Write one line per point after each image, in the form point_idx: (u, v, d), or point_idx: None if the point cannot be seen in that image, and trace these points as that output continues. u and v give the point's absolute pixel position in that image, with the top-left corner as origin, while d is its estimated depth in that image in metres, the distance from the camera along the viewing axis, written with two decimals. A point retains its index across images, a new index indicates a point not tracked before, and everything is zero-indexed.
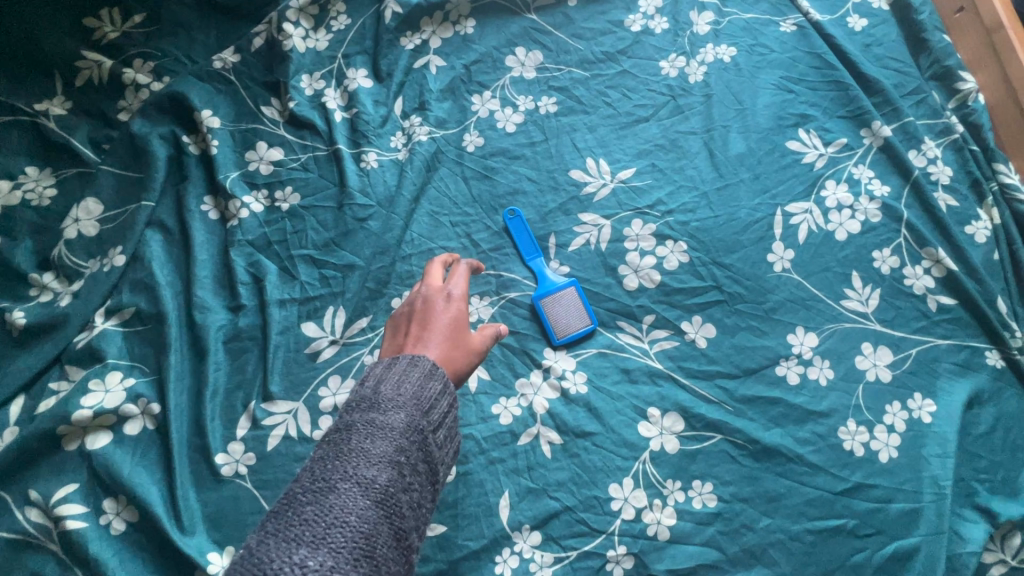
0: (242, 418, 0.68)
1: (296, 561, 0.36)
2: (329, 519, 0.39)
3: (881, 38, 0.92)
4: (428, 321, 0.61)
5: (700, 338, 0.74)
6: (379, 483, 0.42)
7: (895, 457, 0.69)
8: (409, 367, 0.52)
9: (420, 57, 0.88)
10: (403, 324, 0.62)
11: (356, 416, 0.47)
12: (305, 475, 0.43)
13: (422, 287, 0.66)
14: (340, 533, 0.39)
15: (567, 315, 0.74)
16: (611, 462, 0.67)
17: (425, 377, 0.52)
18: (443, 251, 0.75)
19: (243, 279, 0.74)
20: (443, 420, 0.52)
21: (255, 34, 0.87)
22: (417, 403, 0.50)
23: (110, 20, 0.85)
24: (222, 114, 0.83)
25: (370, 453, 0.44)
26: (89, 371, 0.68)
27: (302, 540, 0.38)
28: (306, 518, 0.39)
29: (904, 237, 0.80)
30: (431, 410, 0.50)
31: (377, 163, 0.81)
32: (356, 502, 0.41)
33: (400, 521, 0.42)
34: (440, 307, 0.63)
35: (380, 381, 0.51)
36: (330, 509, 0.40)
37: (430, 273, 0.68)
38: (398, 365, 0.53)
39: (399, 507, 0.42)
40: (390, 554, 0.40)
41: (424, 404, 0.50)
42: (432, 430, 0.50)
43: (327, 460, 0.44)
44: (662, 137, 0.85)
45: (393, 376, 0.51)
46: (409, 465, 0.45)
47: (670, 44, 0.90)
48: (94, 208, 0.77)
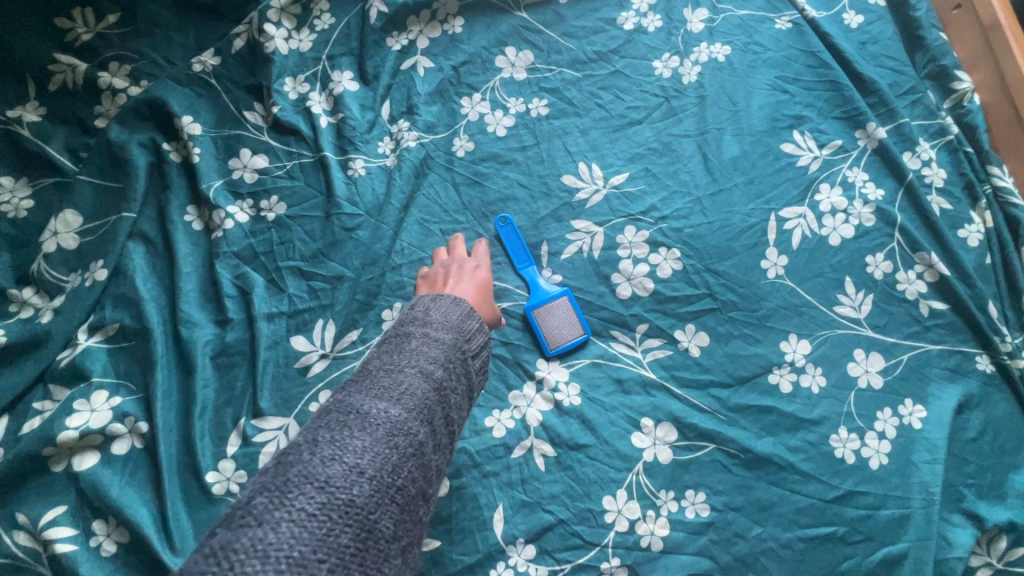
0: (232, 435, 0.67)
1: (383, 405, 0.48)
2: (403, 386, 0.51)
3: (877, 36, 0.91)
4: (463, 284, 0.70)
5: (693, 347, 0.74)
6: (438, 374, 0.54)
7: (885, 463, 0.70)
8: (454, 303, 0.63)
9: (407, 58, 0.85)
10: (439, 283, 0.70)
11: (415, 326, 0.58)
12: (379, 358, 0.54)
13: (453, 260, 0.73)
14: (411, 397, 0.50)
15: (560, 327, 0.73)
16: (604, 474, 0.67)
17: (466, 314, 0.62)
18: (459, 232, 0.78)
19: (229, 292, 0.73)
20: (479, 351, 0.62)
21: (236, 35, 0.83)
22: (462, 330, 0.61)
23: (82, 20, 0.82)
24: (203, 120, 0.80)
25: (430, 353, 0.55)
26: (74, 390, 0.67)
27: (384, 393, 0.49)
28: (386, 382, 0.51)
29: (897, 241, 0.79)
30: (473, 337, 0.61)
31: (364, 170, 0.79)
32: (421, 381, 0.52)
33: (449, 406, 0.54)
34: (472, 265, 0.73)
35: (430, 308, 0.61)
36: (404, 380, 0.51)
37: (456, 248, 0.75)
38: (443, 301, 0.63)
39: (449, 397, 0.54)
40: (443, 426, 0.52)
41: (467, 333, 0.61)
42: (472, 353, 0.61)
43: (396, 351, 0.55)
44: (655, 141, 0.83)
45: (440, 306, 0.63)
46: (456, 369, 0.57)
47: (663, 43, 0.88)
48: (73, 220, 0.75)
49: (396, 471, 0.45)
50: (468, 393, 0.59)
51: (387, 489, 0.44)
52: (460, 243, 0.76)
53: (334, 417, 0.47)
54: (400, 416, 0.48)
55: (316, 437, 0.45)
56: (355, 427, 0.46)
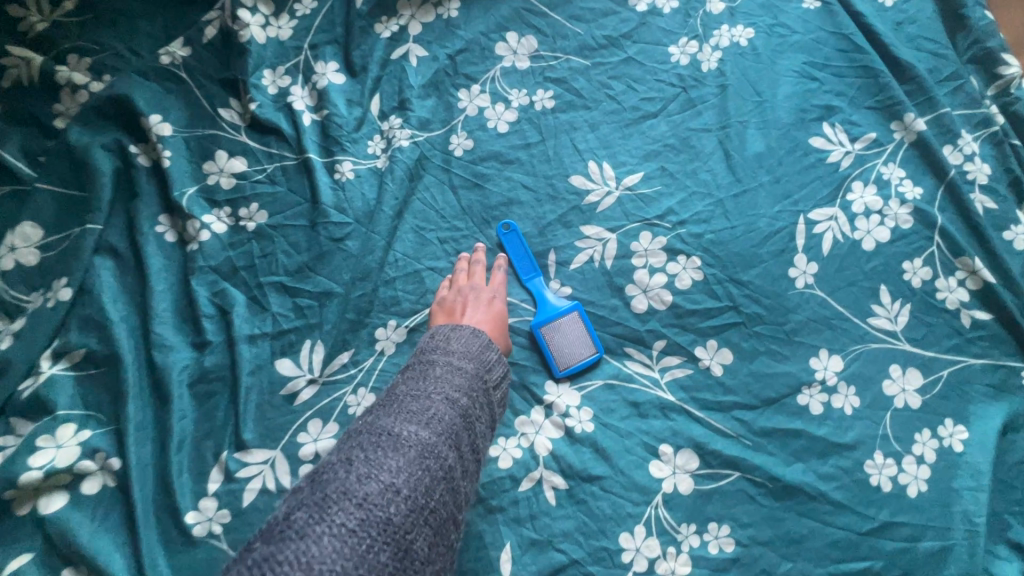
0: (214, 471, 0.62)
1: (411, 427, 0.47)
2: (431, 409, 0.49)
3: (915, 15, 0.82)
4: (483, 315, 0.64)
5: (715, 365, 0.68)
6: (464, 399, 0.53)
7: (924, 491, 0.65)
8: (470, 335, 0.60)
9: (398, 46, 0.77)
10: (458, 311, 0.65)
11: (437, 355, 0.57)
12: (404, 384, 0.53)
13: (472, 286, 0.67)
14: (439, 422, 0.49)
15: (569, 345, 0.67)
16: (620, 508, 0.62)
17: (486, 343, 0.60)
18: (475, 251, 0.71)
19: (207, 311, 0.67)
20: (501, 381, 0.61)
21: (208, 23, 0.75)
22: (483, 358, 0.59)
23: (37, 7, 0.74)
24: (173, 119, 0.72)
25: (454, 379, 0.54)
26: (37, 424, 0.61)
27: (414, 416, 0.48)
28: (414, 406, 0.49)
29: (937, 246, 0.73)
30: (492, 366, 0.59)
31: (353, 173, 0.72)
32: (449, 405, 0.51)
33: (476, 433, 0.52)
34: (489, 289, 0.68)
35: (449, 338, 0.60)
36: (431, 404, 0.50)
37: (475, 271, 0.69)
38: (462, 332, 0.60)
39: (475, 423, 0.52)
40: (470, 453, 0.50)
41: (488, 361, 0.59)
42: (494, 384, 0.58)
43: (420, 376, 0.54)
44: (672, 136, 0.76)
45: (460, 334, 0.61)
46: (481, 395, 0.55)
47: (680, 26, 0.80)
48: (33, 233, 0.68)
49: (429, 492, 0.44)
50: (492, 421, 0.57)
51: (419, 512, 0.42)
52: (478, 260, 0.70)
53: (364, 439, 0.46)
54: (430, 439, 0.47)
55: (349, 458, 0.44)
56: (388, 448, 0.45)
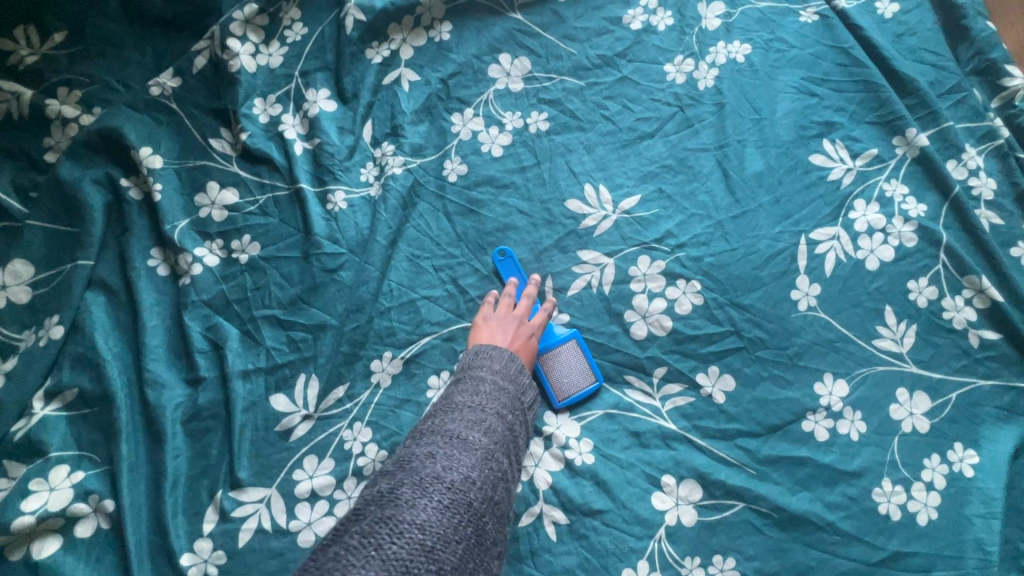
0: (209, 510, 0.61)
1: (474, 432, 0.49)
2: (487, 417, 0.51)
3: (914, 26, 0.81)
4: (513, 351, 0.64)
5: (717, 392, 0.66)
6: (512, 411, 0.54)
7: (934, 519, 0.63)
8: (506, 360, 0.60)
9: (389, 71, 0.76)
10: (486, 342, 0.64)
11: (478, 367, 0.58)
12: (454, 392, 0.54)
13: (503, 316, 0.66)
14: (495, 429, 0.50)
15: (569, 374, 0.66)
16: (623, 543, 0.61)
17: (518, 360, 0.61)
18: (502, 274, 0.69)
19: (201, 346, 0.66)
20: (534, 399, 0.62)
21: (197, 52, 0.75)
22: (521, 375, 0.60)
23: (26, 40, 0.73)
24: (164, 150, 0.72)
25: (501, 390, 0.56)
26: (29, 467, 0.60)
27: (473, 422, 0.50)
28: (471, 413, 0.51)
29: (943, 264, 0.71)
30: (526, 390, 0.59)
31: (346, 203, 0.71)
32: (501, 414, 0.53)
33: (521, 444, 0.54)
34: (517, 320, 0.66)
35: (489, 354, 0.60)
36: (487, 412, 0.52)
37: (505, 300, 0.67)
38: (500, 353, 0.60)
39: (521, 433, 0.54)
40: (518, 462, 0.52)
41: (524, 377, 0.60)
42: (528, 404, 0.59)
43: (470, 385, 0.55)
44: (669, 156, 0.75)
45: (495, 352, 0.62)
46: (523, 408, 0.57)
47: (675, 44, 0.79)
48: (23, 270, 0.67)
49: (495, 493, 0.45)
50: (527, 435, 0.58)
51: (489, 511, 0.44)
52: (507, 288, 0.68)
53: (430, 442, 0.47)
54: (491, 445, 0.49)
55: (419, 458, 0.45)
56: (456, 449, 0.46)
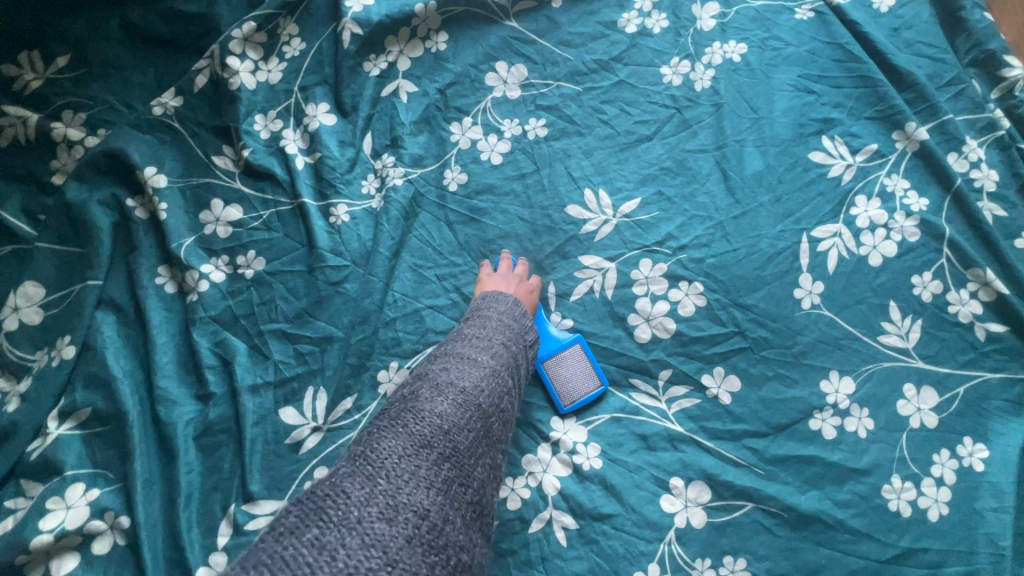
0: (223, 524, 0.61)
1: (482, 354, 0.55)
2: (494, 344, 0.58)
3: (911, 20, 0.81)
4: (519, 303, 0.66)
5: (723, 393, 0.67)
6: (517, 343, 0.60)
7: (945, 514, 0.63)
8: (511, 304, 0.63)
9: (387, 83, 0.77)
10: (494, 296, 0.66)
11: (486, 307, 0.63)
12: (464, 326, 0.60)
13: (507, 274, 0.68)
14: (501, 352, 0.57)
15: (572, 380, 0.66)
16: (633, 547, 0.61)
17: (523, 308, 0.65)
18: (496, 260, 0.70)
19: (210, 362, 0.67)
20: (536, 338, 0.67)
21: (198, 71, 0.76)
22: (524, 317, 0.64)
23: (30, 65, 0.74)
24: (168, 169, 0.73)
25: (507, 324, 0.61)
26: (46, 486, 0.61)
27: (481, 347, 0.56)
28: (479, 341, 0.57)
29: (947, 258, 0.71)
30: (528, 331, 0.64)
31: (348, 216, 0.72)
32: (507, 343, 0.59)
33: (524, 372, 0.60)
34: (521, 276, 0.68)
35: (494, 298, 0.64)
36: (493, 341, 0.58)
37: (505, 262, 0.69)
38: (505, 297, 0.64)
39: (524, 359, 0.60)
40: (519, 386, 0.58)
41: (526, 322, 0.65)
42: (533, 341, 0.64)
43: (478, 321, 0.61)
44: (668, 159, 0.75)
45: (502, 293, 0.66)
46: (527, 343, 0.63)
47: (671, 46, 0.79)
48: (35, 292, 0.68)
49: (501, 402, 0.53)
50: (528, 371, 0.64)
51: (496, 414, 0.52)
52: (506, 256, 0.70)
53: (443, 363, 0.54)
54: (497, 366, 0.55)
55: (436, 370, 0.52)
56: (467, 365, 0.53)
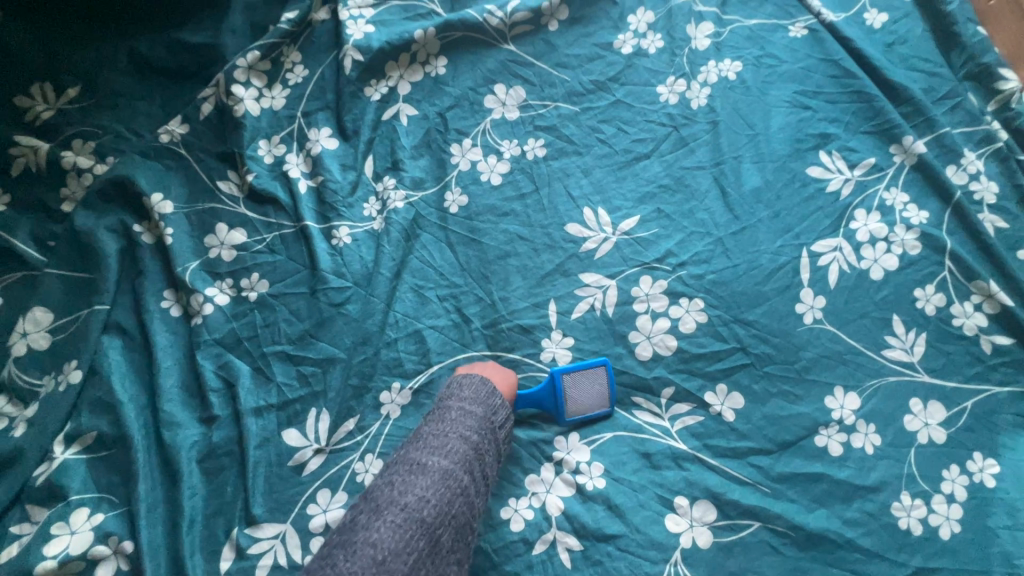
0: (226, 549, 0.61)
1: (436, 456, 0.55)
2: (451, 440, 0.57)
3: (905, 35, 0.82)
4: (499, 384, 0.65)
5: (727, 410, 0.66)
6: (479, 434, 0.58)
7: (957, 532, 0.62)
8: (473, 389, 0.61)
9: (388, 107, 0.78)
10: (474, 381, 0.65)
11: (451, 397, 0.61)
12: (425, 421, 0.60)
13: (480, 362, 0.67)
14: (457, 450, 0.56)
15: (591, 395, 0.66)
16: (638, 568, 0.60)
17: (491, 388, 0.62)
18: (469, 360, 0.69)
19: (214, 385, 0.67)
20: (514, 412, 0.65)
21: (203, 99, 0.78)
22: (494, 399, 0.62)
23: (43, 97, 0.77)
24: (174, 195, 0.74)
25: (470, 414, 0.59)
26: (51, 511, 0.61)
27: (434, 449, 0.55)
28: (436, 441, 0.56)
29: (950, 270, 0.71)
30: (499, 409, 0.61)
31: (350, 238, 0.73)
32: (468, 436, 0.57)
33: (490, 463, 0.59)
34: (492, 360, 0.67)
35: (460, 382, 0.62)
36: (450, 439, 0.56)
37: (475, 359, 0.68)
38: (471, 379, 0.63)
39: (489, 449, 0.59)
40: (481, 482, 0.57)
41: (497, 402, 0.62)
42: (504, 420, 0.62)
43: (436, 417, 0.59)
44: (666, 176, 0.76)
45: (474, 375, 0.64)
46: (496, 429, 0.60)
47: (666, 66, 0.80)
48: (43, 318, 0.69)
49: (452, 508, 0.52)
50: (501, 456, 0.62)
51: (446, 523, 0.51)
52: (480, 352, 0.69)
53: (394, 474, 0.54)
54: (449, 469, 0.54)
55: (383, 485, 0.53)
56: (414, 475, 0.53)
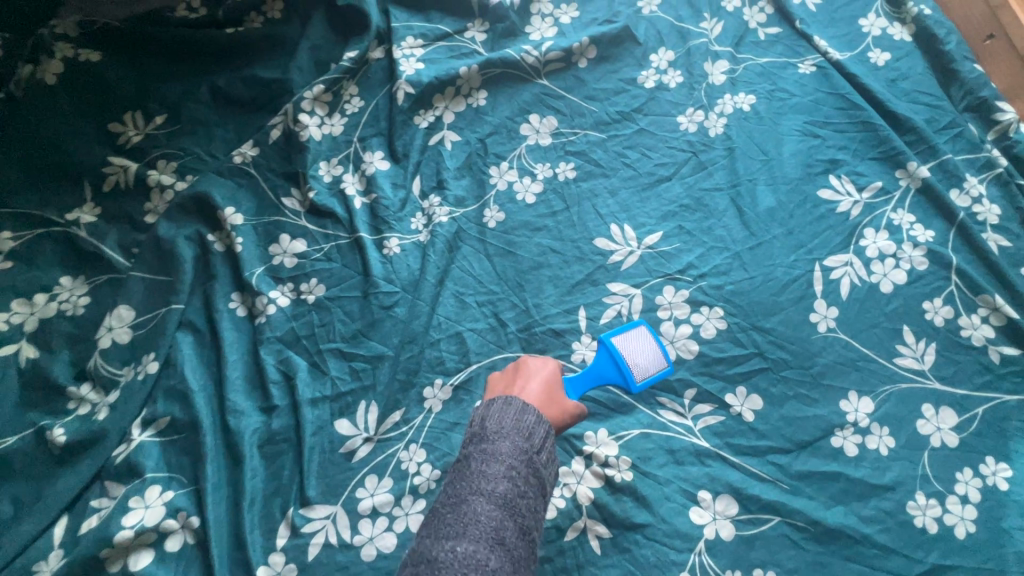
0: (282, 526, 0.67)
1: (451, 543, 0.47)
2: (468, 515, 0.49)
3: (907, 72, 0.89)
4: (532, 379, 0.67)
5: (746, 411, 0.71)
6: (501, 495, 0.51)
7: (972, 532, 0.64)
8: (494, 427, 0.57)
9: (434, 134, 0.88)
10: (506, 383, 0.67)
11: (471, 444, 0.56)
12: (442, 497, 0.53)
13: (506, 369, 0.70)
14: (476, 526, 0.48)
15: (645, 350, 0.71)
16: (665, 556, 0.64)
17: (520, 409, 0.59)
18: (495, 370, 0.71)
19: (275, 377, 0.74)
20: (546, 442, 0.59)
21: (273, 126, 0.88)
22: (521, 429, 0.57)
23: (133, 123, 0.88)
24: (244, 209, 0.84)
25: (495, 460, 0.54)
26: (129, 486, 0.68)
27: (450, 535, 0.48)
28: (459, 504, 0.50)
29: (956, 285, 0.75)
30: (532, 440, 0.57)
31: (399, 248, 0.81)
32: (495, 488, 0.51)
33: (529, 507, 0.53)
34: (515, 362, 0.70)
35: (479, 423, 0.58)
36: (475, 498, 0.51)
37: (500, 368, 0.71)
38: (491, 413, 0.59)
39: (519, 507, 0.51)
40: (521, 537, 0.50)
41: (527, 429, 0.58)
42: (540, 447, 0.57)
43: (452, 489, 0.53)
44: (686, 197, 0.83)
45: (495, 412, 0.59)
46: (528, 464, 0.55)
47: (686, 98, 0.88)
48: (126, 314, 0.78)
49: None
50: (545, 495, 0.56)
51: None
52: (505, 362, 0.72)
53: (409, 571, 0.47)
54: (470, 547, 0.47)
55: None
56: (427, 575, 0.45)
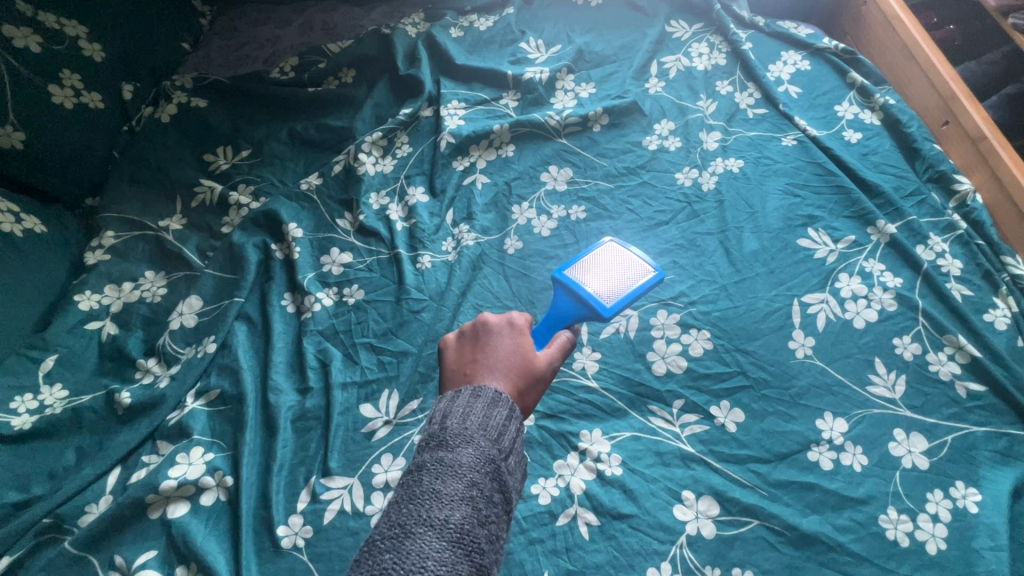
0: (304, 492, 0.74)
1: None
2: (410, 559, 0.41)
3: (876, 148, 1.03)
4: (495, 352, 0.64)
5: (729, 423, 0.78)
6: (453, 529, 0.44)
7: (943, 549, 0.68)
8: (456, 428, 0.52)
9: (468, 176, 1.05)
10: (469, 356, 0.64)
11: (429, 453, 0.50)
12: (381, 527, 0.45)
13: (467, 338, 0.67)
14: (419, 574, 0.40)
15: (605, 268, 0.82)
16: (647, 545, 0.69)
17: (488, 405, 0.54)
18: (451, 335, 0.68)
19: (312, 363, 0.85)
20: (514, 446, 0.54)
21: (336, 162, 1.06)
22: (485, 433, 0.52)
23: (224, 156, 1.08)
24: (304, 226, 0.99)
25: (453, 476, 0.48)
26: (177, 446, 0.77)
27: None
28: (405, 537, 0.43)
29: (923, 325, 0.84)
30: (499, 442, 0.52)
31: (431, 264, 0.94)
32: (451, 514, 0.45)
33: (487, 536, 0.46)
34: (473, 329, 0.67)
35: (443, 417, 0.53)
36: (424, 528, 0.44)
37: (462, 334, 0.68)
38: (457, 406, 0.54)
39: (476, 543, 0.44)
40: None
41: (493, 431, 0.53)
42: (506, 449, 0.53)
43: (396, 517, 0.45)
44: (680, 238, 0.95)
45: (459, 411, 0.54)
46: (488, 480, 0.49)
47: (683, 160, 1.04)
48: (196, 303, 0.91)
49: None
50: (505, 514, 0.50)
51: None
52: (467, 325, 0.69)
53: None
54: None
55: None
56: None
